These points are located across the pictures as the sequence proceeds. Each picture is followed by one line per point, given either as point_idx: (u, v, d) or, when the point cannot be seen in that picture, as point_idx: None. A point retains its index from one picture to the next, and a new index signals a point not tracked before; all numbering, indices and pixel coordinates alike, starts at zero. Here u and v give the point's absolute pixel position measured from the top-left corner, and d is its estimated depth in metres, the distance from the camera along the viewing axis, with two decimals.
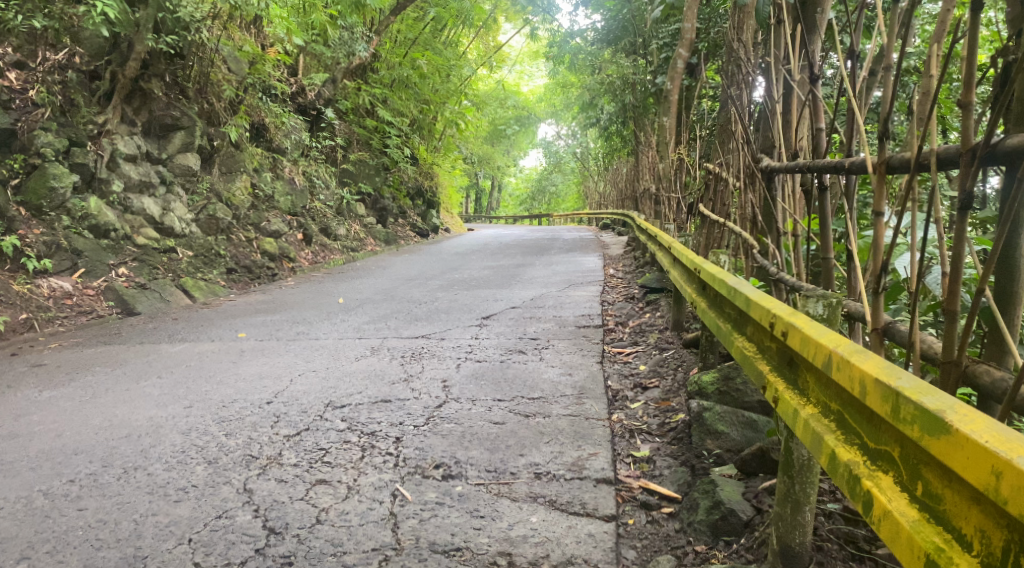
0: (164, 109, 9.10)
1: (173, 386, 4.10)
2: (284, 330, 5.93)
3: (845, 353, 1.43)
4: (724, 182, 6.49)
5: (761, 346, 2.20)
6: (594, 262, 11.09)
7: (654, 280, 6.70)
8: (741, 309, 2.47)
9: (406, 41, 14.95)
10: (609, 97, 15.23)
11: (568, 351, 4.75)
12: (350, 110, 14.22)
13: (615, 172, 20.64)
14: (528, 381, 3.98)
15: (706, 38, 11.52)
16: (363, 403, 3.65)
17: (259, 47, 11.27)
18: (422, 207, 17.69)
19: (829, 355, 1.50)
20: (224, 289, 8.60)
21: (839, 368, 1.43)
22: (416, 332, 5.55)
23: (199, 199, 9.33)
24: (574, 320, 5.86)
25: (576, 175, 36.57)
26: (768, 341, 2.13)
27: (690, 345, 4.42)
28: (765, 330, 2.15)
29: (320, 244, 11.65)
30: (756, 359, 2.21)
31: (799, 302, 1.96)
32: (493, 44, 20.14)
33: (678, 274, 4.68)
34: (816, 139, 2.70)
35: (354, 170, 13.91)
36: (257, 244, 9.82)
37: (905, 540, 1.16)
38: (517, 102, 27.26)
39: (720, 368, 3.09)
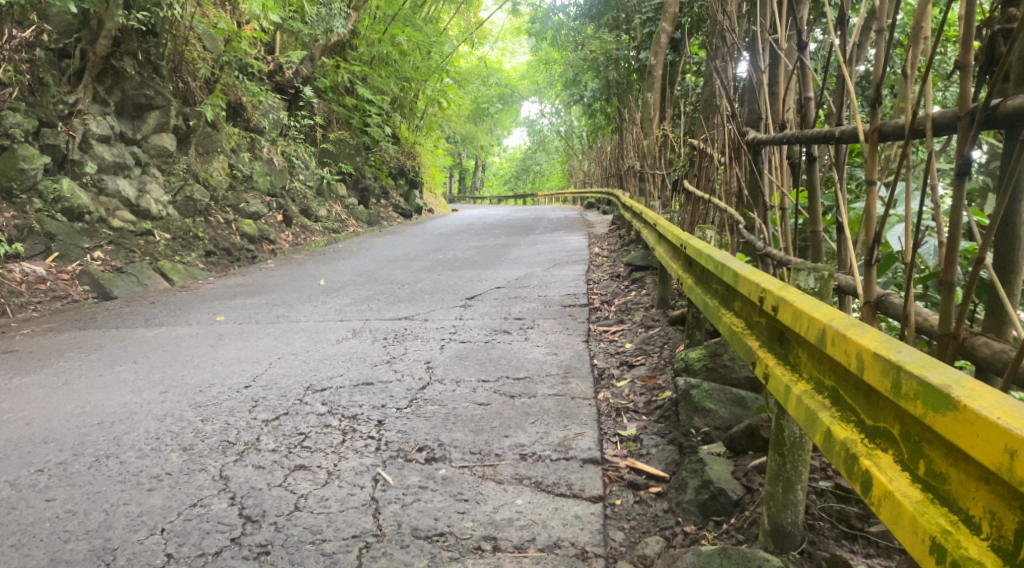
0: (137, 88, 8.91)
1: (148, 371, 4.00)
2: (264, 313, 5.83)
3: (841, 327, 1.37)
4: (709, 158, 6.43)
5: (750, 320, 2.14)
6: (579, 240, 11.02)
7: (639, 258, 6.65)
8: (729, 284, 2.41)
9: (385, 18, 14.72)
10: (591, 74, 15.09)
11: (553, 331, 4.70)
12: (329, 89, 14.00)
13: (599, 150, 20.53)
14: (513, 361, 3.92)
15: (689, 13, 11.42)
16: (345, 386, 3.57)
17: (235, 24, 11.05)
18: (405, 187, 17.53)
19: (824, 330, 1.44)
20: (203, 272, 8.46)
21: (834, 343, 1.37)
22: (398, 313, 5.47)
23: (176, 180, 9.14)
24: (559, 299, 5.81)
25: (559, 153, 36.42)
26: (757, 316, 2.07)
27: (676, 322, 4.38)
28: (754, 305, 2.09)
29: (301, 225, 11.50)
30: (745, 335, 2.15)
31: (790, 276, 1.89)
32: (474, 21, 19.90)
33: (664, 251, 4.63)
34: (804, 109, 2.62)
35: (334, 150, 13.73)
36: (236, 226, 9.67)
37: (909, 522, 1.10)
38: (499, 80, 27.02)
39: (707, 344, 3.04)
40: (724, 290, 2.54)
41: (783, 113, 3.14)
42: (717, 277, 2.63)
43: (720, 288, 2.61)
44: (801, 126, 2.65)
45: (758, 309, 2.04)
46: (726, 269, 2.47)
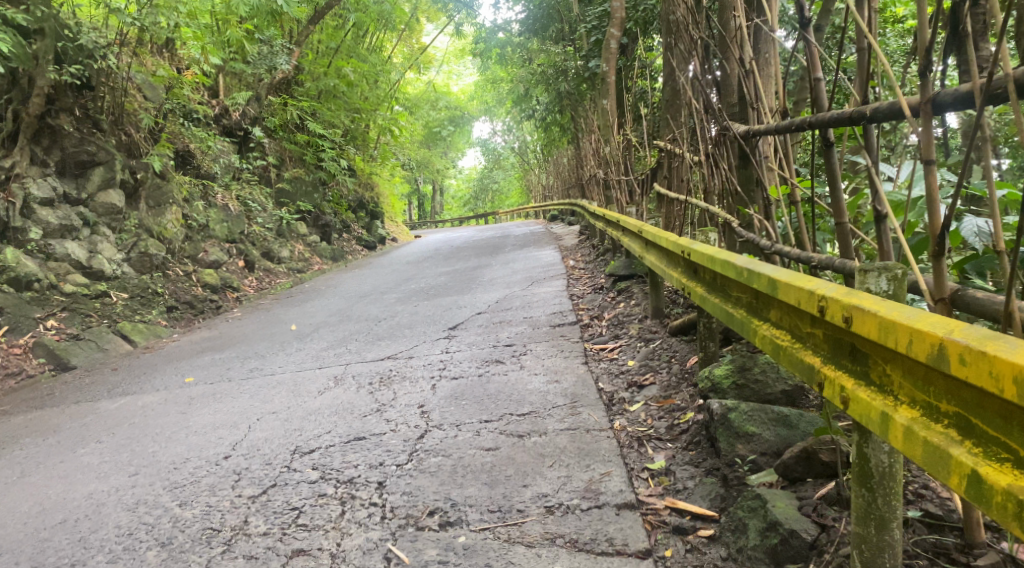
0: (77, 145, 8.48)
1: (114, 451, 3.60)
2: (235, 368, 5.44)
3: (977, 348, 1.22)
4: (680, 158, 6.23)
5: (789, 325, 1.97)
6: (551, 254, 10.79)
7: (622, 267, 6.42)
8: (753, 284, 2.22)
9: (329, 51, 14.45)
10: (543, 88, 14.89)
11: (548, 355, 4.42)
12: (278, 127, 13.67)
13: (557, 162, 20.38)
14: (514, 395, 3.61)
15: (635, 17, 11.36)
16: (334, 445, 3.24)
17: (174, 70, 10.69)
18: (365, 219, 17.14)
19: (940, 349, 1.28)
20: (166, 329, 8.03)
21: (968, 366, 1.22)
22: (380, 353, 5.12)
23: (128, 236, 8.69)
24: (547, 319, 5.53)
25: (516, 170, 36.29)
26: (799, 321, 1.89)
27: (678, 332, 4.11)
28: (794, 308, 1.91)
29: (264, 269, 11.10)
30: (785, 343, 1.97)
31: (855, 279, 1.69)
32: (418, 47, 19.72)
33: (655, 257, 4.41)
34: (815, 92, 2.41)
35: (290, 189, 13.34)
36: (196, 278, 9.28)
37: None
38: (449, 103, 26.81)
39: (731, 358, 2.81)
40: (747, 293, 2.35)
41: (781, 101, 2.94)
42: (735, 278, 2.43)
43: (741, 291, 2.42)
44: (814, 110, 2.44)
45: (800, 312, 1.87)
46: (748, 269, 2.28)
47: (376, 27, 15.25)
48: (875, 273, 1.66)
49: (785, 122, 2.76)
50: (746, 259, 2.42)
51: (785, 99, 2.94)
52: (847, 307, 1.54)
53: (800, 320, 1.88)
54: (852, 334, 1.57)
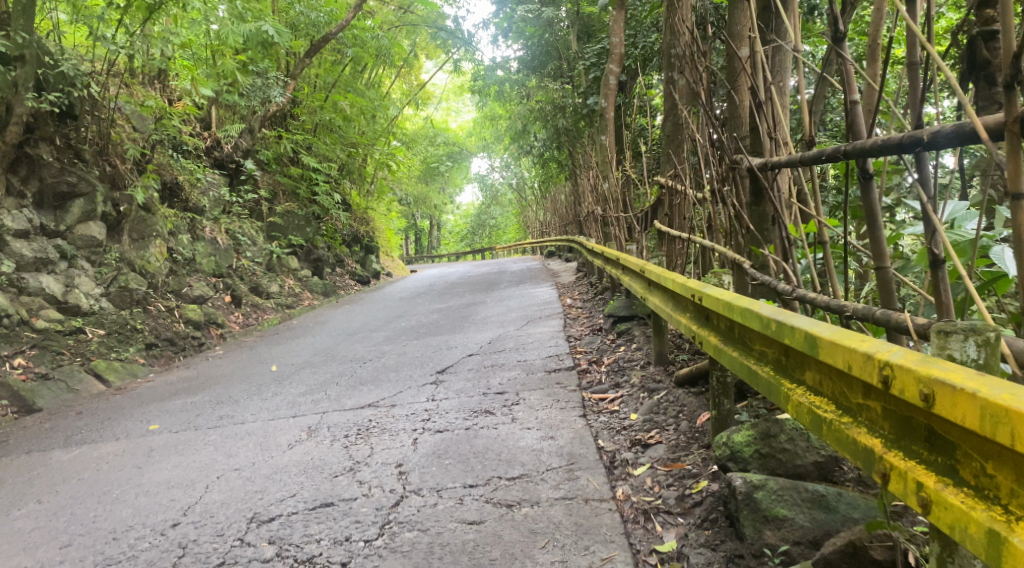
0: (57, 176, 8.17)
1: (52, 514, 3.21)
2: (205, 415, 5.03)
3: None
4: (682, 195, 5.93)
5: (820, 386, 1.74)
6: (547, 292, 10.47)
7: (621, 307, 6.07)
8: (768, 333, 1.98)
9: (326, 86, 14.29)
10: (540, 124, 14.75)
11: (542, 406, 4.04)
12: (271, 160, 13.44)
13: (554, 199, 20.15)
14: (503, 454, 3.24)
15: (635, 54, 11.24)
16: (297, 513, 2.85)
17: (166, 102, 10.45)
18: (360, 254, 16.83)
19: None
20: (143, 368, 7.65)
21: None
22: (360, 401, 4.72)
23: (108, 269, 8.34)
24: (542, 364, 5.14)
25: (514, 207, 36.16)
26: (835, 386, 1.66)
27: (686, 383, 3.74)
28: (828, 369, 1.68)
29: (251, 305, 10.73)
30: (815, 409, 1.73)
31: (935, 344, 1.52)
32: (417, 83, 19.63)
33: (660, 299, 4.05)
34: (851, 117, 2.09)
35: (282, 223, 13.03)
36: (179, 313, 8.88)
37: None
38: (447, 139, 26.74)
39: (753, 423, 2.50)
40: (763, 343, 2.11)
41: (804, 128, 2.63)
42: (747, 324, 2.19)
43: (756, 339, 2.18)
44: (850, 139, 2.13)
45: (838, 376, 1.64)
46: (762, 315, 2.04)
47: (375, 63, 15.09)
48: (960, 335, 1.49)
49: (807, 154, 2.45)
50: (759, 303, 2.19)
51: (809, 128, 2.62)
52: (936, 386, 1.33)
53: (836, 384, 1.65)
54: (934, 417, 1.37)
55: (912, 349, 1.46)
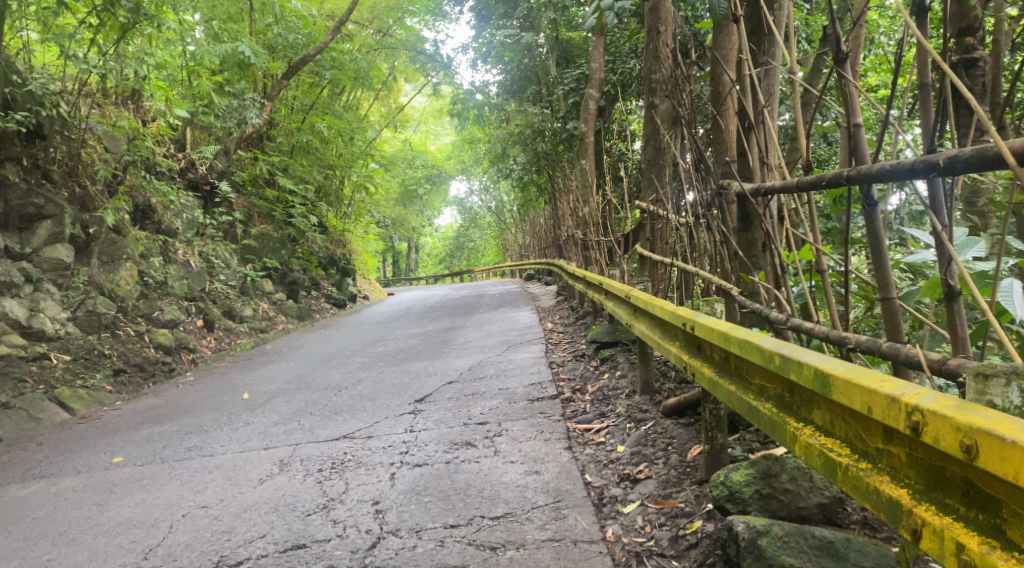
0: (23, 197, 7.92)
1: (4, 557, 3.03)
2: (173, 445, 4.83)
3: None
4: (665, 219, 5.86)
5: (832, 426, 1.73)
6: (527, 316, 10.37)
7: (604, 333, 5.98)
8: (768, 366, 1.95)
9: (303, 108, 14.15)
10: (519, 148, 14.72)
11: (525, 437, 3.91)
12: (247, 182, 13.25)
13: (533, 223, 20.12)
14: (486, 490, 3.12)
15: (615, 78, 11.26)
16: (267, 557, 2.71)
17: (139, 122, 10.26)
18: (336, 276, 16.61)
19: None
20: (110, 396, 7.41)
21: None
22: (336, 431, 4.56)
23: (75, 293, 8.08)
24: (525, 392, 5.00)
25: (492, 229, 36.09)
26: (853, 428, 1.66)
27: (673, 414, 3.63)
28: (845, 409, 1.68)
29: (224, 329, 10.50)
30: (828, 449, 1.72)
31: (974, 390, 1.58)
32: (395, 106, 19.56)
33: (646, 325, 3.95)
34: (855, 141, 2.09)
35: (257, 246, 12.81)
36: (149, 337, 8.63)
37: None
38: (425, 161, 26.63)
39: (756, 465, 2.47)
40: (760, 374, 2.08)
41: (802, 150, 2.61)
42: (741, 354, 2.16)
43: (751, 369, 2.15)
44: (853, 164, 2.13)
45: (856, 419, 1.65)
46: (759, 345, 2.01)
47: (353, 86, 14.99)
48: (1001, 380, 1.58)
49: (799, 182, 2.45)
50: (754, 332, 2.16)
51: (807, 152, 2.58)
52: (979, 436, 1.33)
53: (855, 425, 1.65)
54: (973, 469, 1.36)
55: (941, 395, 1.46)
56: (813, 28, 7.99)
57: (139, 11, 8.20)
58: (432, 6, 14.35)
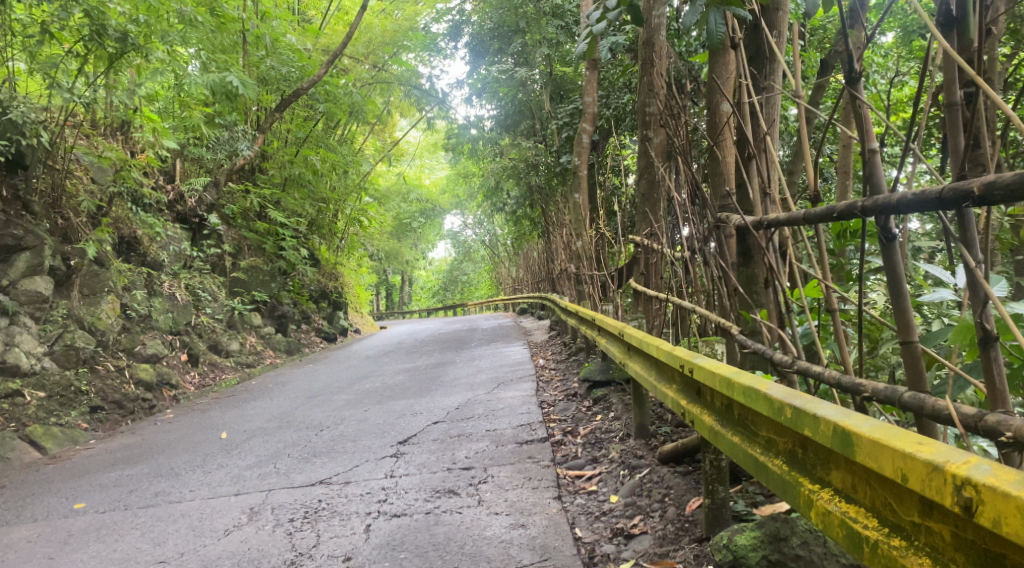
0: (2, 228, 7.70)
1: None
2: (141, 489, 4.56)
3: None
4: (659, 253, 5.68)
5: (855, 492, 1.58)
6: (519, 352, 10.14)
7: (597, 371, 5.76)
8: (779, 418, 1.80)
9: (296, 141, 14.00)
10: (513, 182, 14.57)
11: (512, 484, 3.68)
12: (237, 215, 13.08)
13: (526, 257, 19.99)
14: (467, 547, 2.91)
15: (610, 112, 11.17)
16: None
17: (127, 153, 10.09)
18: (327, 309, 16.38)
19: None
20: (85, 434, 7.13)
21: None
22: (312, 476, 4.30)
23: (53, 326, 7.80)
24: (514, 433, 4.76)
25: (486, 263, 35.93)
26: (879, 495, 1.51)
27: (670, 461, 3.41)
28: (871, 474, 1.53)
29: (209, 364, 10.24)
30: (851, 517, 1.57)
31: None
32: (390, 139, 19.50)
33: (640, 366, 3.75)
34: (870, 164, 1.99)
35: (245, 278, 12.58)
36: (129, 372, 8.35)
37: None
38: (419, 195, 26.54)
39: (763, 526, 2.27)
40: (766, 425, 1.94)
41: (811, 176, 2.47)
42: (745, 402, 2.01)
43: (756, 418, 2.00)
44: (868, 190, 2.01)
45: (885, 486, 1.50)
46: (768, 395, 1.86)
47: (347, 119, 14.90)
48: None
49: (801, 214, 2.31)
50: (759, 377, 2.02)
51: (816, 182, 2.43)
52: None
53: (883, 493, 1.50)
54: None
55: (993, 468, 1.33)
56: (806, 64, 7.92)
57: (127, 41, 8.09)
58: (427, 41, 14.34)
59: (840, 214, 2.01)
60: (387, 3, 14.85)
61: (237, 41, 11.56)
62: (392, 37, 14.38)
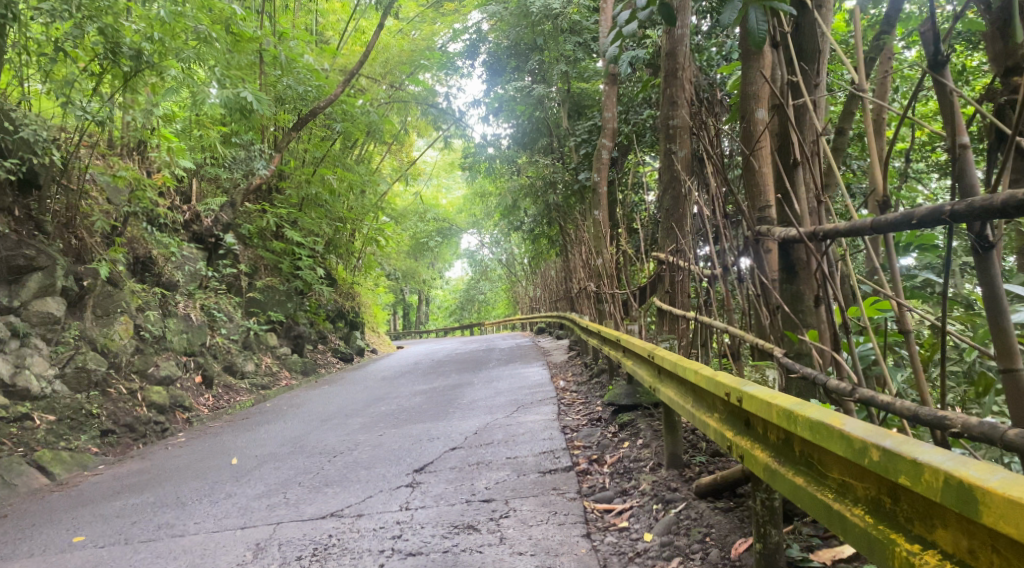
0: (13, 249, 7.54)
1: None
2: (144, 520, 4.33)
3: None
4: (686, 271, 5.41)
5: (970, 555, 1.50)
6: (538, 372, 9.88)
7: (622, 395, 5.49)
8: (863, 462, 1.72)
9: (314, 160, 13.84)
10: (531, 201, 14.34)
11: (536, 519, 3.43)
12: (253, 235, 12.97)
13: (545, 275, 19.74)
14: None
15: (630, 128, 10.94)
16: None
17: (143, 173, 9.97)
18: (344, 329, 16.21)
19: None
20: (94, 458, 6.95)
21: None
22: (323, 508, 4.06)
23: (64, 348, 7.63)
24: (537, 461, 4.51)
25: (503, 282, 35.70)
26: (1001, 560, 1.45)
27: (708, 495, 3.16)
28: (995, 537, 1.46)
29: (223, 386, 10.05)
30: None
31: None
32: (407, 158, 19.38)
33: (672, 391, 3.50)
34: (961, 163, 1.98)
35: (262, 298, 12.43)
36: (141, 395, 8.16)
37: None
38: (437, 215, 26.38)
39: None
40: (836, 465, 1.86)
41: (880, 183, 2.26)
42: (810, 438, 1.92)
43: (822, 455, 1.92)
44: (956, 190, 1.99)
45: (1012, 552, 1.43)
46: (848, 434, 1.77)
47: (365, 139, 14.77)
48: None
49: (858, 224, 2.14)
50: (824, 410, 1.93)
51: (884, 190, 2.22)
52: None
53: (1010, 558, 1.43)
54: None
55: None
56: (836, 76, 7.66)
57: (141, 59, 7.94)
58: (445, 59, 14.18)
59: (917, 221, 1.89)
60: (405, 22, 14.75)
61: (254, 60, 11.45)
62: (410, 56, 14.24)
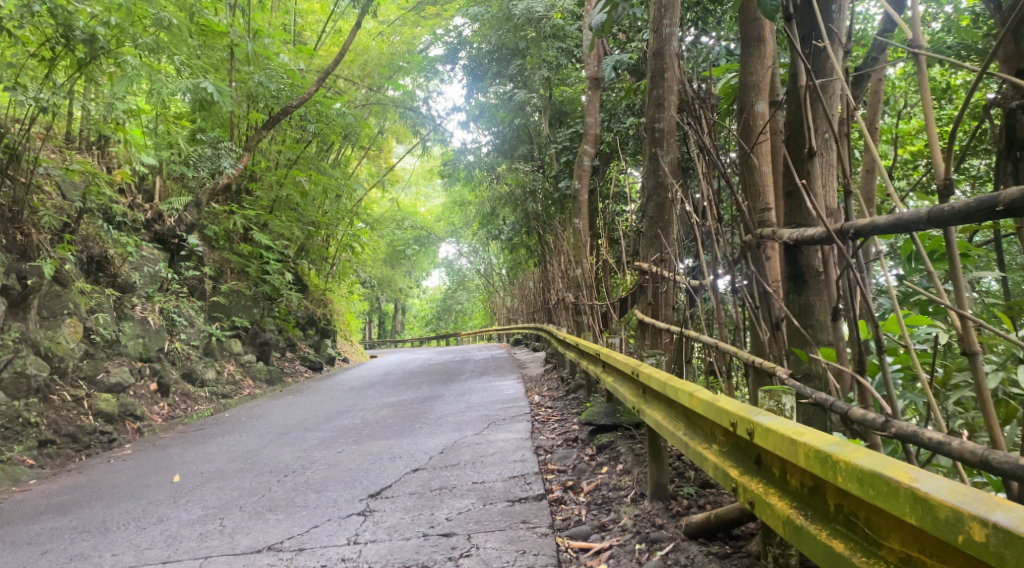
0: None
1: None
2: (58, 548, 3.81)
3: None
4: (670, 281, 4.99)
5: None
6: (512, 386, 9.43)
7: (602, 414, 5.05)
8: (957, 539, 1.41)
9: (286, 162, 13.30)
10: (510, 208, 13.92)
11: (500, 558, 3.00)
12: (220, 236, 12.38)
13: (521, 285, 19.33)
14: None
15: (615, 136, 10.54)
16: None
17: (101, 169, 9.35)
18: (314, 337, 15.61)
19: None
20: (28, 472, 6.38)
21: None
22: (260, 540, 3.57)
23: (2, 351, 6.91)
24: (506, 486, 4.07)
25: (480, 293, 35.23)
26: None
27: (702, 537, 2.75)
28: None
29: (180, 395, 9.45)
30: None
31: None
32: (386, 163, 18.85)
33: (658, 412, 3.10)
34: None
35: (226, 303, 11.76)
36: (88, 403, 7.56)
37: None
38: (415, 222, 25.85)
39: None
40: (900, 533, 1.55)
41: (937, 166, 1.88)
42: (866, 495, 1.60)
43: (877, 518, 1.60)
44: None
45: None
46: (930, 499, 1.47)
47: (340, 142, 14.26)
48: None
49: (903, 215, 1.83)
50: (878, 459, 1.62)
51: (942, 174, 1.85)
52: None
53: None
54: None
55: None
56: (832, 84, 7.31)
57: (95, 44, 7.40)
58: (425, 63, 13.68)
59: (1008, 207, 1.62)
60: (384, 24, 14.25)
61: (225, 56, 10.88)
62: (389, 60, 13.77)
